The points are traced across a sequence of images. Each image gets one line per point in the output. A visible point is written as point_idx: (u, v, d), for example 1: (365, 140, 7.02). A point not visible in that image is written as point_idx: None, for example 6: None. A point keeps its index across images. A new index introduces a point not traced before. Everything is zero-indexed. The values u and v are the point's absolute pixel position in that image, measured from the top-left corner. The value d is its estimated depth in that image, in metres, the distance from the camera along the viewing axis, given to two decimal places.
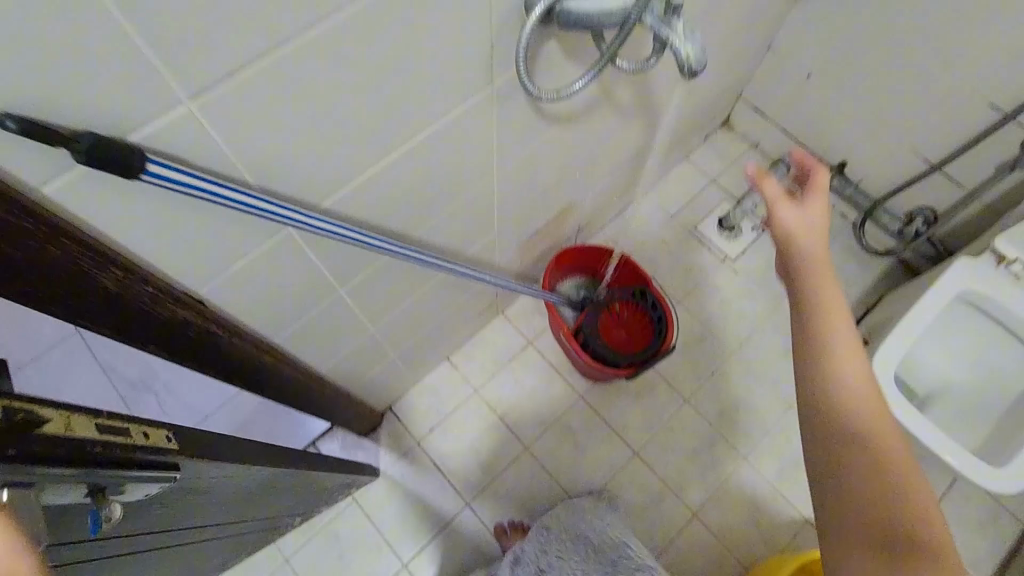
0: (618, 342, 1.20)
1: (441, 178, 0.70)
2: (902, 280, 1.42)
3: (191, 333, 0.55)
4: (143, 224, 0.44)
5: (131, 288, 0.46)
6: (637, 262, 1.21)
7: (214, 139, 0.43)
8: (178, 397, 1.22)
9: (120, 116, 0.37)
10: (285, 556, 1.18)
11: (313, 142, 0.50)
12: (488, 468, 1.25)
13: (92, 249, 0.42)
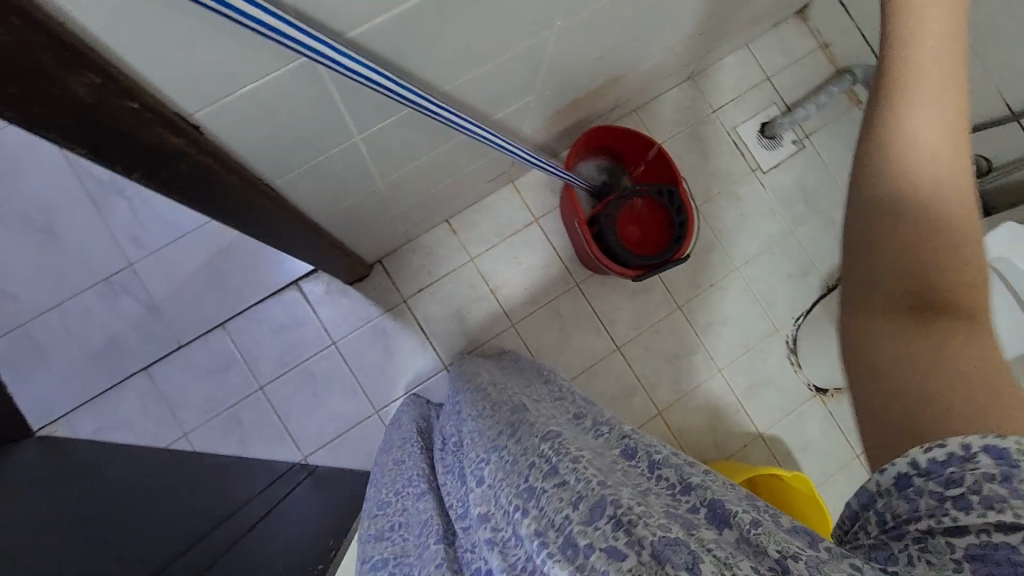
0: (633, 238, 1.14)
1: (498, 19, 0.57)
2: None
3: (182, 166, 0.46)
4: (125, 19, 0.33)
5: (108, 101, 0.37)
6: (671, 158, 1.12)
7: None
8: (154, 210, 1.17)
9: None
10: (259, 383, 1.19)
11: None
12: (470, 337, 1.24)
13: (58, 43, 0.32)
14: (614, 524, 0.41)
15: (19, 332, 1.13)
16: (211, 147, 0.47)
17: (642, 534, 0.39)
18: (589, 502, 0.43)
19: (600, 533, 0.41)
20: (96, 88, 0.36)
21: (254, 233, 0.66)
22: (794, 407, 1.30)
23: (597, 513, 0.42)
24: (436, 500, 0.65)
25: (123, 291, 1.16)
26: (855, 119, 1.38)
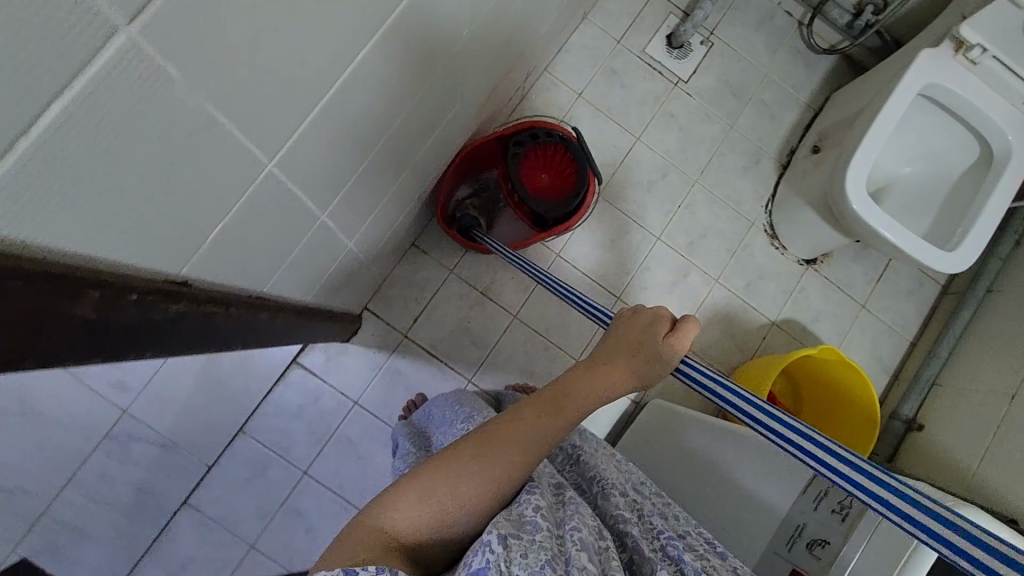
0: (542, 191, 1.18)
1: (414, 50, 0.56)
2: (846, 77, 1.41)
3: (190, 325, 0.45)
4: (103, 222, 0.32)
5: (116, 307, 0.35)
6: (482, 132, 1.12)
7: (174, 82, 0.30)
8: None
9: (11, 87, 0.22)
10: (302, 468, 1.18)
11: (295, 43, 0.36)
12: (481, 344, 1.25)
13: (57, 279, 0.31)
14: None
15: (44, 522, 1.08)
16: (207, 293, 0.46)
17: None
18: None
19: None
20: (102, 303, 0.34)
21: (231, 346, 0.56)
22: (793, 286, 1.36)
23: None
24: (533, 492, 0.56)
25: (130, 439, 1.12)
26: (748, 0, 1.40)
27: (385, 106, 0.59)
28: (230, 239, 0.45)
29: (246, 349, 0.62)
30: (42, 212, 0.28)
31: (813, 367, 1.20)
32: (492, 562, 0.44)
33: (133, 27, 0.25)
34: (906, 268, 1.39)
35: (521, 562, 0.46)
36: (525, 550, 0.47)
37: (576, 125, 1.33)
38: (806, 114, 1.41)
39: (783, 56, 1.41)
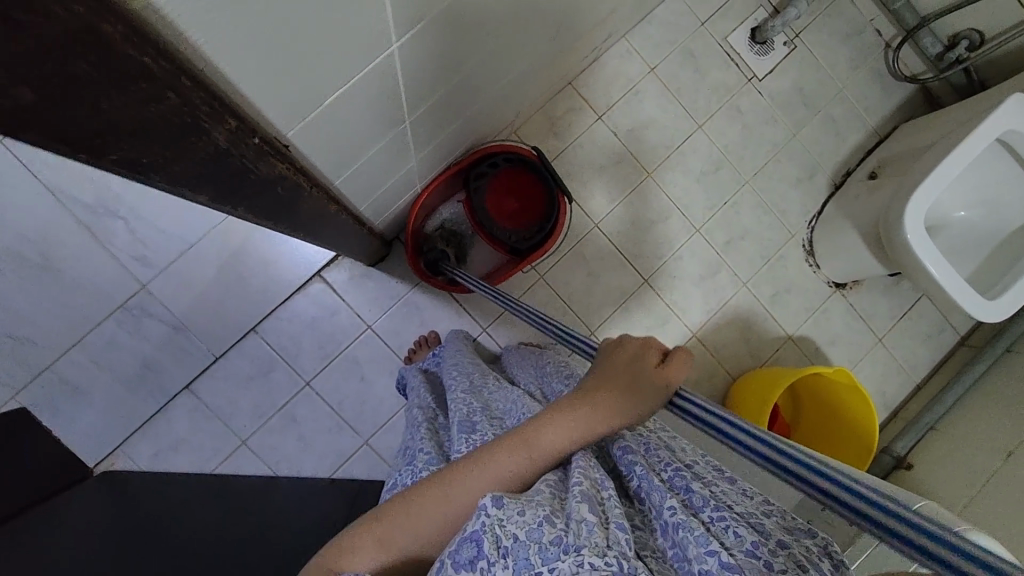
0: (514, 218, 1.04)
1: None
2: (920, 109, 1.38)
3: (280, 189, 0.45)
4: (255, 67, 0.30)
5: (241, 143, 0.36)
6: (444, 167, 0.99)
7: None
8: (152, 222, 1.12)
9: None
10: (305, 379, 1.19)
11: None
12: (502, 296, 1.24)
13: (210, 100, 0.31)
14: (824, 555, 0.45)
15: (46, 375, 1.10)
16: (304, 168, 0.46)
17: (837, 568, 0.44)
18: (778, 521, 0.49)
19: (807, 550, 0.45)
20: (233, 134, 0.34)
21: (295, 230, 0.57)
22: (817, 306, 1.36)
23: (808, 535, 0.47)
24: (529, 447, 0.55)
25: (143, 313, 1.13)
26: (841, 9, 1.36)
27: (491, 24, 0.57)
28: (344, 113, 0.44)
29: (300, 239, 0.62)
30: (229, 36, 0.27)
31: (824, 388, 1.21)
32: (487, 525, 0.44)
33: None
34: (929, 312, 1.39)
35: (515, 518, 0.44)
36: (523, 506, 0.46)
37: (642, 99, 1.30)
38: (871, 139, 1.39)
39: (863, 74, 1.37)
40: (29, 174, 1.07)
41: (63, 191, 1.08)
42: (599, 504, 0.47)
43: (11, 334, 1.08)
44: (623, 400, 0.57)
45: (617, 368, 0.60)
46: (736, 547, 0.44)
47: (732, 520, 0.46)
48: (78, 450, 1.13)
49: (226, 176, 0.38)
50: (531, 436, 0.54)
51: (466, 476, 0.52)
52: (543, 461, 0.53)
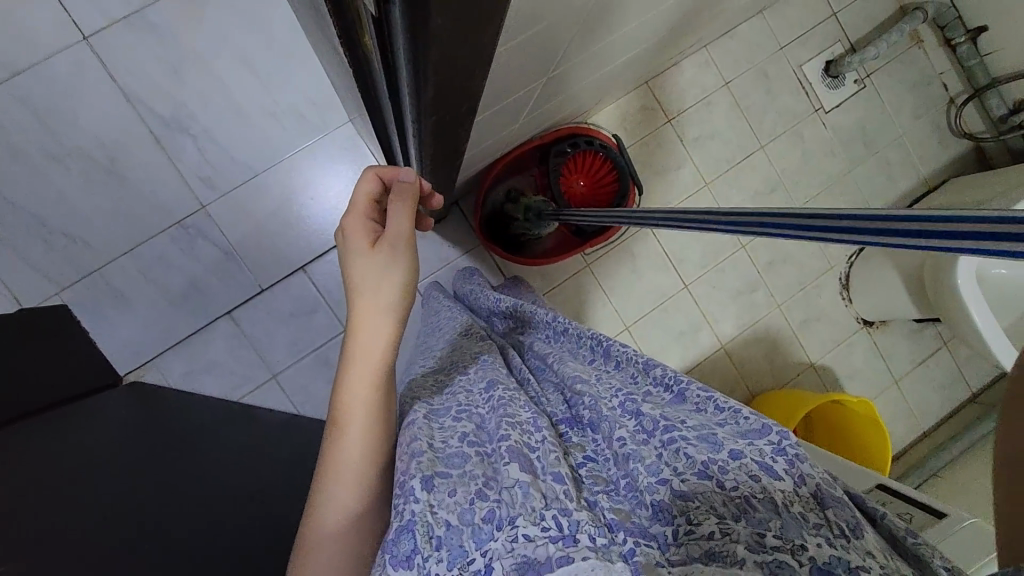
0: (584, 200, 1.08)
1: None
2: (972, 167, 1.42)
3: (452, 125, 0.47)
4: None
5: (469, 78, 0.37)
6: (527, 138, 1.01)
7: None
8: (223, 147, 1.13)
9: None
10: (343, 325, 1.20)
11: None
12: (547, 277, 1.26)
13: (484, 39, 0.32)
14: (778, 451, 0.46)
15: (93, 278, 1.11)
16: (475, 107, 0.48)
17: (813, 471, 0.45)
18: (728, 429, 0.50)
19: (760, 451, 0.46)
20: (471, 70, 0.36)
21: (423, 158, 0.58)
22: (844, 339, 1.39)
23: (757, 434, 0.48)
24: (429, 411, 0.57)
25: (199, 234, 1.14)
26: (914, 59, 1.39)
27: None
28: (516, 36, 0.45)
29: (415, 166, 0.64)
30: None
31: (846, 419, 1.23)
32: (417, 514, 0.43)
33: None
34: (948, 363, 1.44)
35: (445, 502, 0.44)
36: (452, 485, 0.46)
37: (711, 111, 1.33)
38: (920, 188, 1.42)
39: (924, 124, 1.41)
40: (113, 77, 1.08)
41: (142, 100, 1.10)
42: (527, 451, 0.49)
43: (68, 231, 1.10)
44: (382, 283, 0.57)
45: (351, 272, 0.59)
46: (689, 472, 0.46)
47: (686, 446, 0.47)
48: (112, 356, 1.13)
49: (437, 106, 0.40)
50: (348, 395, 0.55)
51: (331, 480, 0.53)
52: (369, 394, 0.55)
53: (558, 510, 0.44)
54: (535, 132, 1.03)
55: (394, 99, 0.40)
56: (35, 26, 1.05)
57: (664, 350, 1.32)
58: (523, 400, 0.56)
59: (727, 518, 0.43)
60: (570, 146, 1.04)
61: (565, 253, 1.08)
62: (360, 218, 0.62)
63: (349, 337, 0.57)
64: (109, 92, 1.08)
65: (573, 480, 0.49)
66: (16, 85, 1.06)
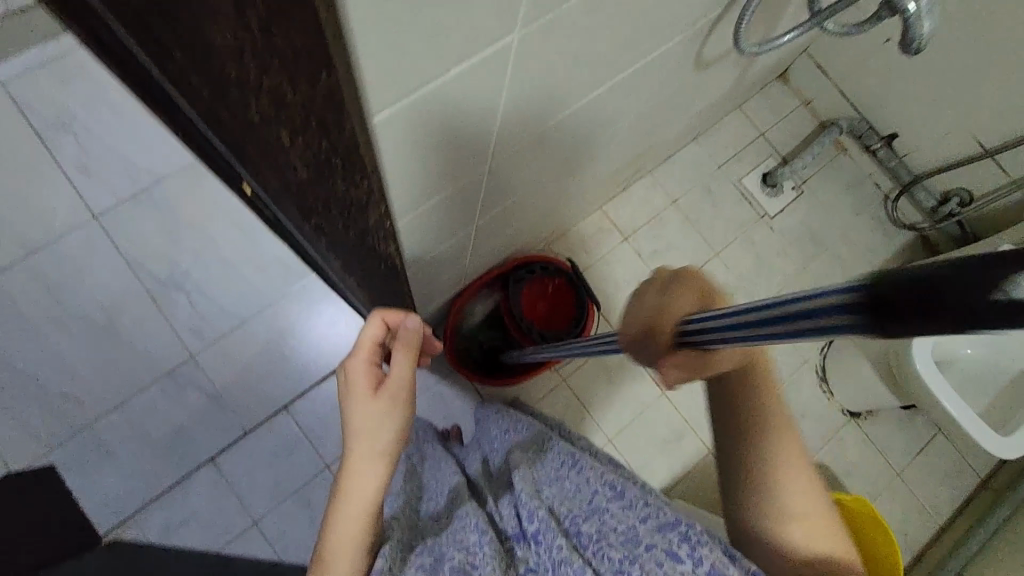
0: (546, 319, 1.14)
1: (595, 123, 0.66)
2: (920, 255, 1.50)
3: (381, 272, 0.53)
4: (404, 184, 0.40)
5: (378, 232, 0.43)
6: (485, 270, 1.11)
7: (503, 83, 0.37)
8: (212, 300, 1.23)
9: (437, 65, 0.30)
10: (326, 461, 1.21)
11: (554, 95, 0.46)
12: (525, 395, 1.29)
13: (380, 204, 0.39)
14: (684, 539, 0.52)
15: (82, 435, 1.15)
16: (401, 263, 0.54)
17: (715, 555, 0.50)
18: (647, 521, 0.55)
19: (670, 542, 0.52)
20: (378, 228, 0.42)
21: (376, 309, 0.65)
22: (833, 433, 1.38)
23: (669, 529, 0.54)
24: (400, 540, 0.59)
25: (186, 383, 1.19)
26: (843, 164, 1.53)
27: (552, 160, 0.70)
28: (439, 211, 0.54)
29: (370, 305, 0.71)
30: (401, 141, 0.35)
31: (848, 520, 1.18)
32: None
33: (519, 31, 0.33)
34: (946, 448, 1.40)
35: None
36: None
37: (664, 226, 1.44)
38: (876, 277, 1.49)
39: (864, 219, 1.51)
40: (116, 247, 1.20)
41: (141, 265, 1.21)
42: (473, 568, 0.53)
43: (62, 391, 1.15)
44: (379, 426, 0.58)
45: (350, 418, 0.59)
46: None
47: (608, 550, 0.53)
48: (96, 513, 1.13)
49: (354, 250, 0.46)
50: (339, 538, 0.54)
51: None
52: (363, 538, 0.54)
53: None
54: (494, 263, 1.12)
55: (322, 248, 0.46)
56: (51, 211, 1.20)
57: (651, 459, 1.30)
58: (473, 520, 0.59)
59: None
60: (527, 273, 1.13)
61: (534, 371, 1.11)
62: (363, 361, 0.62)
63: (341, 479, 0.57)
64: (112, 261, 1.20)
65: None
66: (29, 262, 1.18)
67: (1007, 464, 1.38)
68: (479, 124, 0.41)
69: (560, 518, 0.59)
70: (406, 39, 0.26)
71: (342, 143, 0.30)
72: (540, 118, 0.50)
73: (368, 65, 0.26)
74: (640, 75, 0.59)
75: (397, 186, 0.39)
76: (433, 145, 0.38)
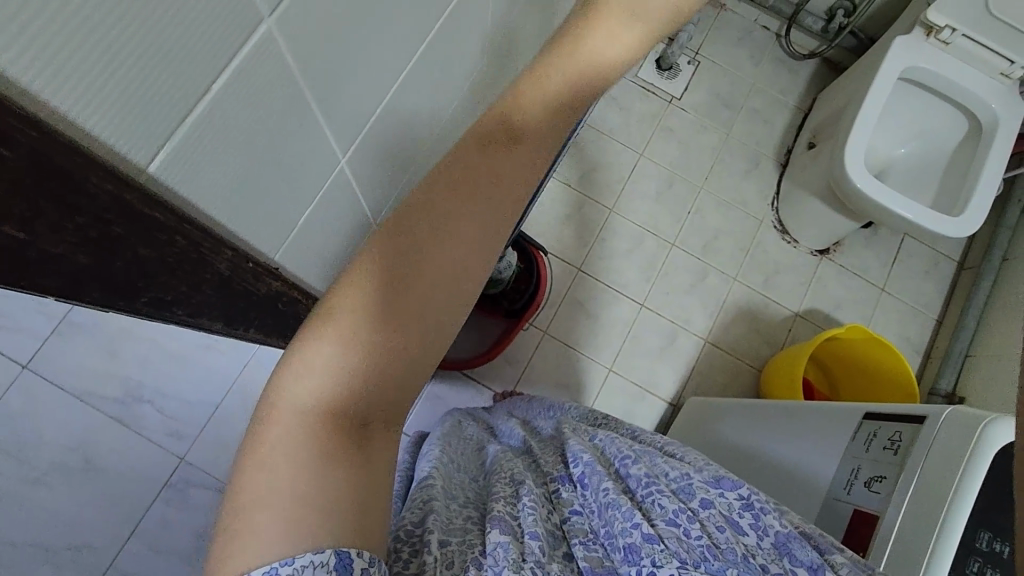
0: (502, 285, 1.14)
1: (460, 83, 0.64)
2: (829, 77, 1.51)
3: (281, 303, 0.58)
4: (230, 211, 0.38)
5: (238, 269, 0.47)
6: None
7: (292, 70, 0.35)
8: (178, 396, 1.19)
9: (179, 86, 0.28)
10: None
11: (372, 64, 0.43)
12: (515, 361, 1.28)
13: (211, 244, 0.41)
14: (746, 506, 0.53)
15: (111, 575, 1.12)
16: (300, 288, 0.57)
17: (785, 527, 0.50)
18: (703, 476, 0.56)
19: (729, 506, 0.53)
20: (230, 262, 0.45)
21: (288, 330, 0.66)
22: (810, 277, 1.40)
23: (729, 485, 0.55)
24: (446, 491, 0.54)
25: (188, 485, 1.17)
26: (726, 20, 1.51)
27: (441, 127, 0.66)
28: (318, 227, 0.52)
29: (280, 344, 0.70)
30: (189, 174, 0.32)
31: (852, 349, 1.20)
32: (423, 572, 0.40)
33: (273, 16, 0.30)
34: (916, 247, 1.44)
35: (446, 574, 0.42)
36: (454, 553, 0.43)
37: (582, 148, 1.40)
38: (798, 115, 1.49)
39: (767, 65, 1.50)
40: (59, 388, 1.15)
41: (92, 394, 1.16)
42: (519, 514, 0.48)
43: (70, 544, 1.11)
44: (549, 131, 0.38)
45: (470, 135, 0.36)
46: (660, 519, 0.49)
47: (660, 497, 0.51)
48: None
49: (225, 289, 0.50)
50: (435, 200, 0.34)
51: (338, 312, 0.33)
52: (454, 244, 0.34)
53: (535, 564, 0.43)
54: None
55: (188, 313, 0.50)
56: None
57: (655, 372, 1.32)
58: (515, 469, 0.57)
59: (687, 564, 0.45)
60: None
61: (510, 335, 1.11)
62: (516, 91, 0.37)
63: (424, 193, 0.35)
64: (61, 402, 1.15)
65: (554, 536, 0.48)
66: None
67: (975, 239, 1.43)
68: (293, 125, 0.39)
69: (610, 461, 0.58)
70: (113, 62, 0.24)
71: (105, 200, 0.31)
72: (372, 95, 0.47)
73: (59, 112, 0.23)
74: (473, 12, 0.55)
75: (227, 218, 0.39)
76: (244, 164, 0.36)
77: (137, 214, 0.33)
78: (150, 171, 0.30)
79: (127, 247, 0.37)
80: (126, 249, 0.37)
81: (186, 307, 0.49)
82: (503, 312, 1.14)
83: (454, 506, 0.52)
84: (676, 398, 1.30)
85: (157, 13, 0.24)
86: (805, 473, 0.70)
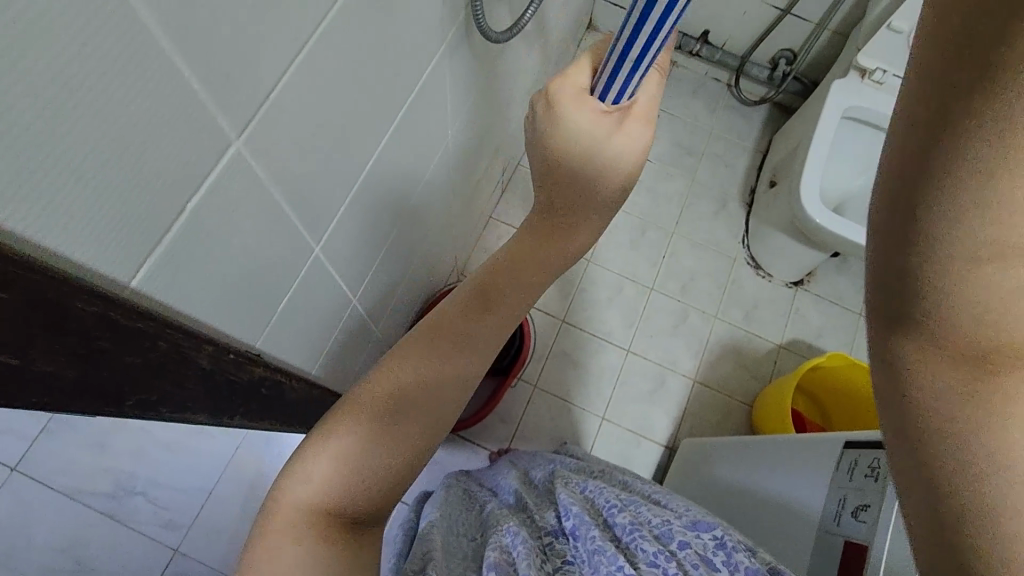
0: None
1: (426, 163, 0.68)
2: (781, 119, 1.60)
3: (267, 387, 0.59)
4: (211, 308, 0.41)
5: (224, 363, 0.48)
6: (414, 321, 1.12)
7: (262, 179, 0.38)
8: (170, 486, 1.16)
9: (155, 206, 0.31)
10: None
11: (337, 161, 0.47)
12: (507, 418, 1.29)
13: (195, 343, 0.43)
14: (719, 545, 0.54)
15: None
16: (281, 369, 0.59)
17: (753, 563, 0.51)
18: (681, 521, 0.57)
19: (704, 545, 0.54)
20: (216, 358, 0.47)
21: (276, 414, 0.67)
22: (788, 309, 1.44)
23: (704, 528, 0.56)
24: (445, 549, 0.55)
25: None
26: (679, 76, 1.62)
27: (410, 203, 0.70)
28: (297, 311, 0.55)
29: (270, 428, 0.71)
30: (169, 282, 0.35)
31: (836, 377, 1.22)
32: None
33: (241, 135, 0.34)
34: None
35: None
36: None
37: None
38: (757, 156, 1.57)
39: (722, 113, 1.60)
40: (49, 487, 1.13)
41: (82, 490, 1.15)
42: (512, 564, 0.49)
43: None
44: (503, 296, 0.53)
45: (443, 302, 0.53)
46: (644, 563, 0.51)
47: (642, 540, 0.53)
48: None
49: (211, 383, 0.51)
50: (413, 346, 0.50)
51: (336, 426, 0.46)
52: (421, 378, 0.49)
53: None
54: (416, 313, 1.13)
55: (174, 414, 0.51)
56: None
57: (648, 416, 1.32)
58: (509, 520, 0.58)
59: None
60: None
61: (498, 393, 1.11)
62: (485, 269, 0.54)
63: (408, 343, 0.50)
64: (51, 501, 1.13)
65: None
66: None
67: None
68: (265, 225, 0.42)
69: (600, 511, 0.59)
70: (94, 194, 0.27)
71: (91, 319, 0.33)
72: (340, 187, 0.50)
73: (49, 240, 0.27)
74: (431, 102, 0.60)
75: (207, 316, 0.41)
76: (222, 265, 0.39)
77: (124, 325, 0.35)
78: (132, 285, 0.33)
79: (113, 355, 0.39)
80: (111, 361, 0.39)
81: (175, 408, 0.50)
82: (489, 371, 1.16)
83: (453, 565, 0.53)
84: (671, 441, 1.30)
85: (132, 148, 0.28)
86: (800, 504, 0.71)
